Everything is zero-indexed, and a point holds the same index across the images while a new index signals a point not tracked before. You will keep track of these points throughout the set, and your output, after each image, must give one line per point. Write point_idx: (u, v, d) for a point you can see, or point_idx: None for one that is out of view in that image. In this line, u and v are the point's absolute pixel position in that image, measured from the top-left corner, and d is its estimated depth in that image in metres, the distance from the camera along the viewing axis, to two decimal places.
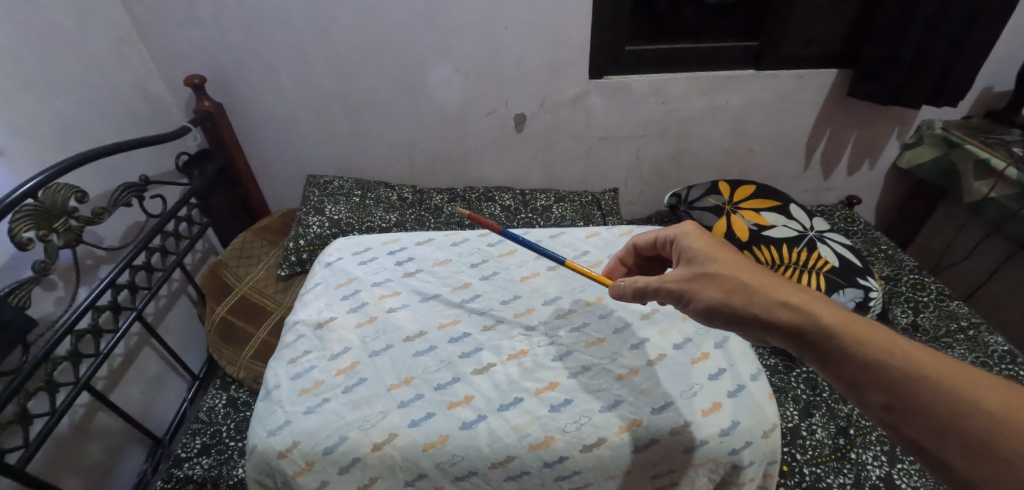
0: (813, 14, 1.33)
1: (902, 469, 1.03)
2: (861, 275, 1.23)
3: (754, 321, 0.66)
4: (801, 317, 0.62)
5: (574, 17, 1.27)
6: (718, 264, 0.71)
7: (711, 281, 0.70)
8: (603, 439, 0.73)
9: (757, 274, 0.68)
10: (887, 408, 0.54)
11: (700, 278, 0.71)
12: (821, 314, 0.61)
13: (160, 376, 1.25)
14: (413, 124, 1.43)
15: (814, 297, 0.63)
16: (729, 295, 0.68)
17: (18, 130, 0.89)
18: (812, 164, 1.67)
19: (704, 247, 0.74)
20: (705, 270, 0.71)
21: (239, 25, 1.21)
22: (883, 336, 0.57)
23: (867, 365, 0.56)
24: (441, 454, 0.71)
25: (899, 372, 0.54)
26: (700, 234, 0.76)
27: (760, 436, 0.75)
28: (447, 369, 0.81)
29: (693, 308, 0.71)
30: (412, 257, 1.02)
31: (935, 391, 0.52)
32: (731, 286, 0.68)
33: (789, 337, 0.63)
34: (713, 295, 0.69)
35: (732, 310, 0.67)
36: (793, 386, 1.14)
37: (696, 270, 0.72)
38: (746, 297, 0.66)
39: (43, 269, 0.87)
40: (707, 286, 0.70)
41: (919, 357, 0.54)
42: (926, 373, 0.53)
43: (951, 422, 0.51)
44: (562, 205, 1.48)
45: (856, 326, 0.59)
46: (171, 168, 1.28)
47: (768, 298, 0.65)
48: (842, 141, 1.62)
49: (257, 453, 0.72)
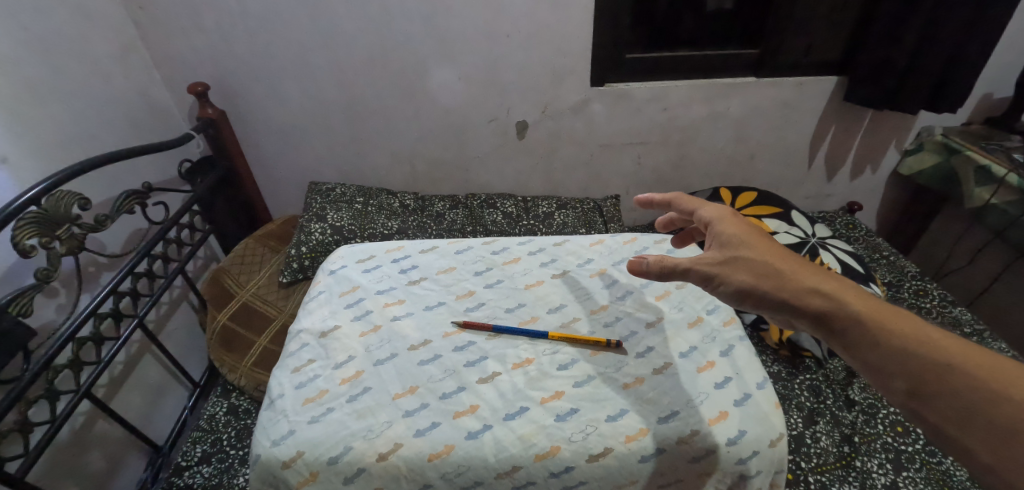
0: (813, 21, 1.34)
1: (907, 477, 1.01)
2: (864, 281, 1.23)
3: (783, 307, 0.65)
4: (828, 304, 0.62)
5: (575, 25, 1.28)
6: (752, 249, 0.70)
7: (741, 265, 0.69)
8: (609, 449, 0.72)
9: (786, 260, 0.68)
10: (912, 394, 0.54)
11: (732, 262, 0.70)
12: (850, 301, 0.61)
13: (161, 384, 1.24)
14: (415, 131, 1.43)
15: (845, 286, 0.63)
16: (760, 280, 0.67)
17: (22, 139, 0.89)
18: (816, 162, 1.64)
19: (739, 232, 0.73)
20: (736, 253, 0.70)
21: (243, 34, 1.21)
22: (915, 326, 0.57)
23: (894, 351, 0.56)
24: (446, 464, 0.71)
25: (929, 360, 0.54)
26: (734, 219, 0.75)
27: (767, 445, 0.74)
28: (452, 379, 0.81)
29: (723, 291, 0.69)
30: (415, 266, 1.02)
31: (960, 379, 0.52)
32: (763, 271, 0.67)
33: (816, 323, 0.63)
34: (744, 278, 0.68)
35: (762, 294, 0.66)
36: (797, 394, 1.14)
37: (728, 254, 0.71)
38: (776, 282, 0.66)
39: (45, 276, 0.86)
40: (738, 269, 0.69)
41: (950, 348, 0.54)
42: (951, 360, 0.53)
43: (976, 408, 0.50)
44: (564, 212, 1.48)
45: (884, 314, 0.59)
46: (173, 176, 1.28)
47: (799, 285, 0.64)
48: (848, 137, 1.59)
49: (260, 463, 0.72)
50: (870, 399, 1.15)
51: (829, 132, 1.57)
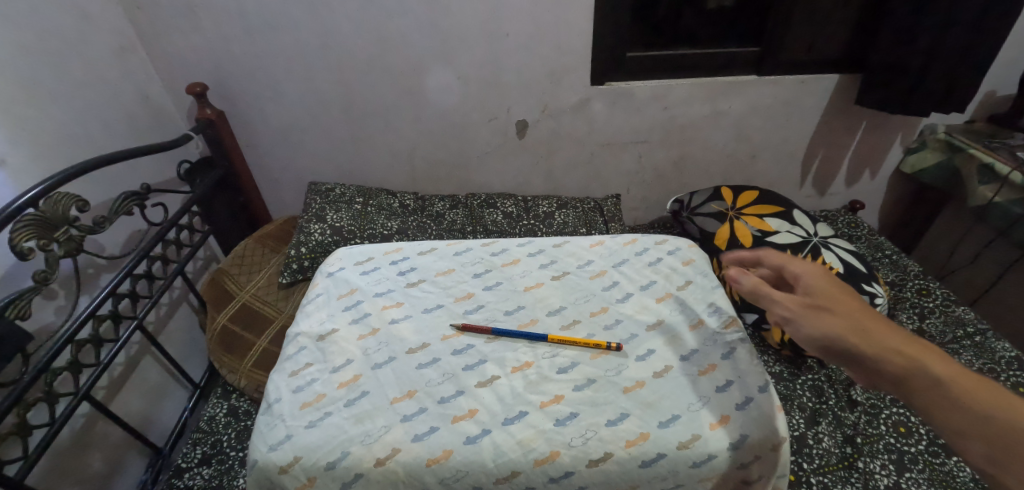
0: (817, 18, 1.32)
1: (910, 478, 1.01)
2: (866, 281, 1.21)
3: (866, 361, 0.57)
4: (918, 367, 0.54)
5: (575, 23, 1.27)
6: (841, 299, 0.62)
7: (822, 312, 0.61)
8: (610, 454, 0.72)
9: (869, 314, 0.61)
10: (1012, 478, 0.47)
11: (817, 308, 0.62)
12: (945, 368, 0.53)
13: (161, 386, 1.24)
14: (414, 131, 1.43)
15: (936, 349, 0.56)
16: (845, 331, 0.59)
17: (19, 140, 0.89)
18: (812, 172, 1.66)
19: (828, 281, 0.65)
20: (818, 299, 0.63)
21: (241, 34, 1.21)
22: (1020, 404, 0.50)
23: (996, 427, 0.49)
24: (444, 470, 0.70)
25: None
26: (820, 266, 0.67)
27: (769, 450, 0.74)
28: (450, 382, 0.80)
29: (803, 335, 0.62)
30: (414, 268, 1.02)
31: None
32: (850, 323, 0.59)
33: (900, 385, 0.55)
34: (830, 326, 0.60)
35: (846, 346, 0.58)
36: (799, 394, 1.13)
37: (814, 301, 0.63)
38: (863, 335, 0.58)
39: (43, 279, 0.86)
40: (824, 316, 0.61)
41: None
42: None
43: None
44: (564, 212, 1.47)
45: (984, 386, 0.52)
46: (172, 177, 1.28)
47: (888, 342, 0.57)
48: (843, 148, 1.61)
49: (257, 468, 0.71)
50: (873, 399, 1.15)
51: (827, 139, 1.57)
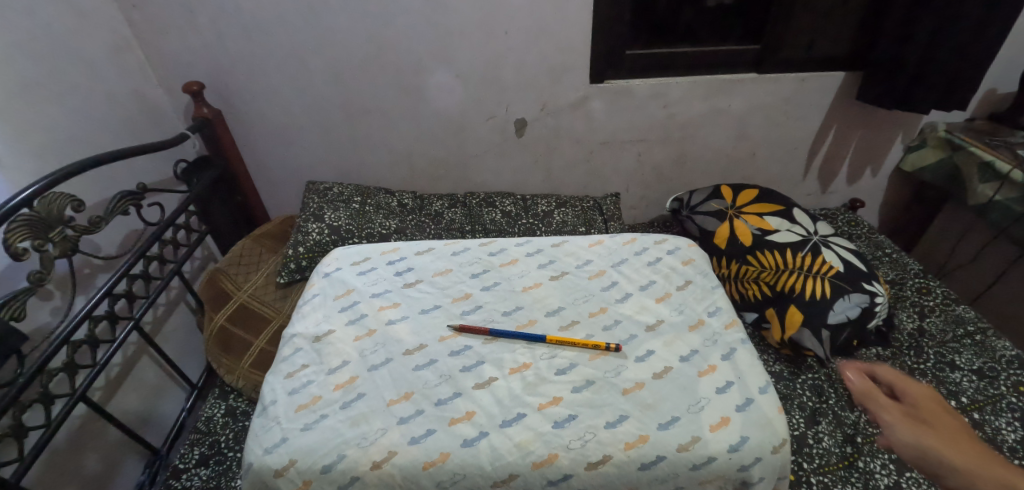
0: (818, 15, 1.31)
1: (911, 477, 1.00)
2: (866, 279, 1.18)
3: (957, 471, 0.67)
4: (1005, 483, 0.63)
5: (574, 21, 1.26)
6: (942, 422, 0.75)
7: (924, 428, 0.74)
8: (608, 457, 0.71)
9: (968, 437, 0.72)
10: None
11: (920, 424, 0.75)
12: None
13: (158, 386, 1.24)
14: (412, 130, 1.42)
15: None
16: (942, 444, 0.71)
17: (13, 139, 0.88)
18: (813, 169, 1.65)
19: (937, 407, 0.78)
20: (924, 419, 0.76)
21: (238, 32, 1.20)
22: None
23: None
24: (441, 473, 0.70)
25: None
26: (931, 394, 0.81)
27: (769, 452, 0.73)
28: (448, 384, 0.79)
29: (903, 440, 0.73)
30: (411, 268, 1.01)
31: None
32: (947, 439, 0.71)
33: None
34: (928, 439, 0.72)
35: (940, 456, 0.69)
36: (799, 393, 1.13)
37: (917, 417, 0.76)
38: (956, 450, 0.69)
39: (38, 279, 0.85)
40: (923, 431, 0.74)
41: None
42: None
43: None
44: (563, 210, 1.46)
45: None
46: (169, 176, 1.27)
47: (982, 462, 0.67)
48: (844, 146, 1.60)
49: (252, 471, 0.71)
50: None
51: (827, 137, 1.57)
